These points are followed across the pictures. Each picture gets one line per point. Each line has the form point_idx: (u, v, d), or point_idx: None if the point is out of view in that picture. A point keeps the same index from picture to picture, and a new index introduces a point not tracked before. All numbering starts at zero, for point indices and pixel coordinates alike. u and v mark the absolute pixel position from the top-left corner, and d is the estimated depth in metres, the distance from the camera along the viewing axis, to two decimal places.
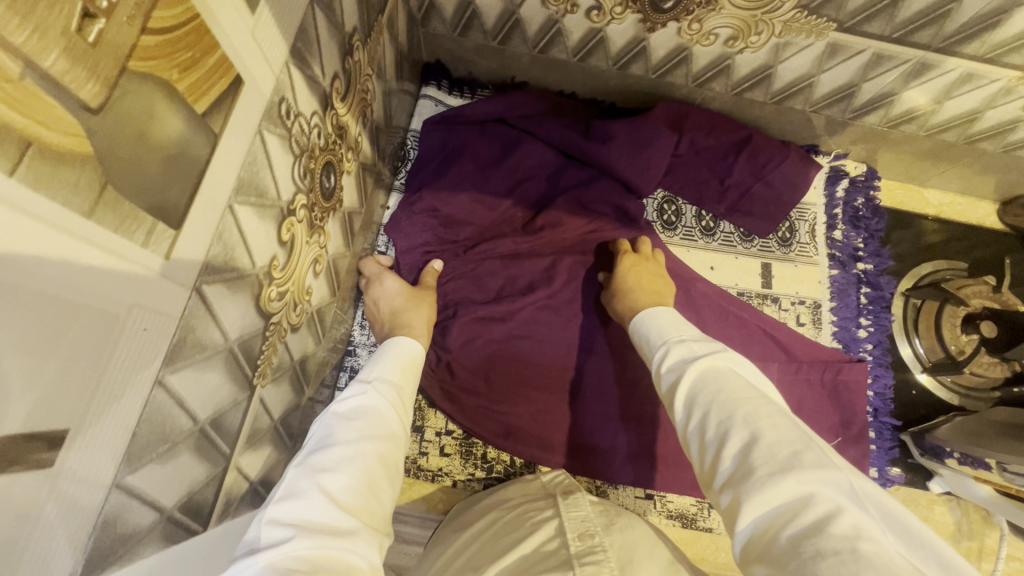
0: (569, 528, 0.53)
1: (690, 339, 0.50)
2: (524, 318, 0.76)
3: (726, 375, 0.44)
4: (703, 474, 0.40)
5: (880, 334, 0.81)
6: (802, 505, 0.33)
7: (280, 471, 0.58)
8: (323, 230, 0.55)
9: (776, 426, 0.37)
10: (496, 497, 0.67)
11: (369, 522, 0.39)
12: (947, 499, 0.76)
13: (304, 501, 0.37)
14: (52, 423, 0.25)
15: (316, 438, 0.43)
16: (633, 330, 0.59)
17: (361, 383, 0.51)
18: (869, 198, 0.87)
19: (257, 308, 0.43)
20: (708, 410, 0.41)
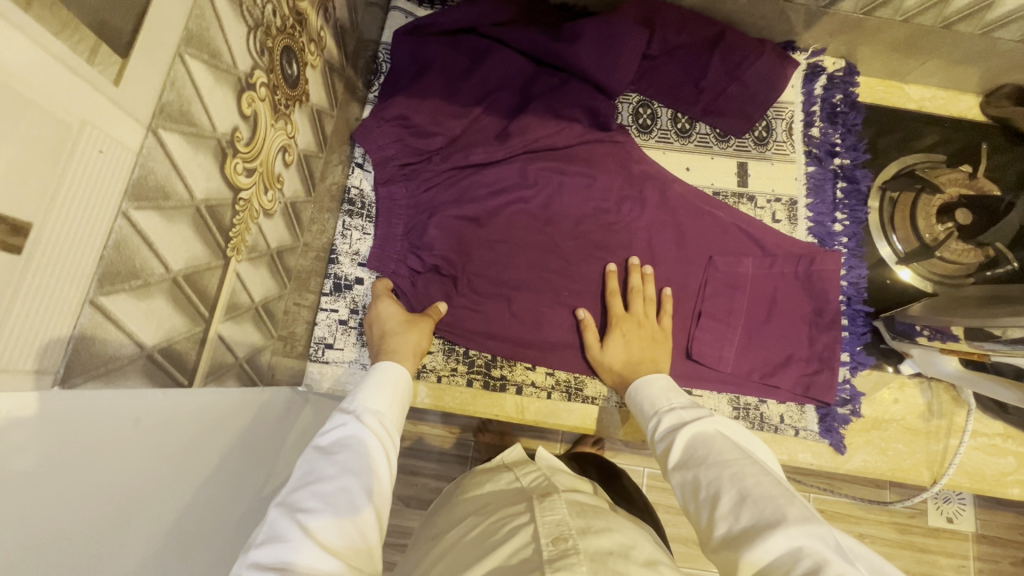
0: (544, 532, 0.52)
1: (676, 406, 0.60)
2: (500, 224, 0.78)
3: (712, 437, 0.54)
4: (702, 532, 0.49)
5: (856, 227, 0.82)
6: (793, 559, 0.41)
7: (267, 356, 0.61)
8: (289, 119, 0.56)
9: (761, 483, 0.47)
10: (476, 495, 0.66)
11: (354, 560, 0.44)
12: (918, 381, 0.79)
13: (285, 544, 0.42)
14: (14, 209, 0.27)
15: (301, 474, 0.48)
16: (629, 398, 0.68)
17: (348, 414, 0.55)
18: (848, 94, 0.87)
19: (223, 176, 0.45)
20: (699, 471, 0.51)
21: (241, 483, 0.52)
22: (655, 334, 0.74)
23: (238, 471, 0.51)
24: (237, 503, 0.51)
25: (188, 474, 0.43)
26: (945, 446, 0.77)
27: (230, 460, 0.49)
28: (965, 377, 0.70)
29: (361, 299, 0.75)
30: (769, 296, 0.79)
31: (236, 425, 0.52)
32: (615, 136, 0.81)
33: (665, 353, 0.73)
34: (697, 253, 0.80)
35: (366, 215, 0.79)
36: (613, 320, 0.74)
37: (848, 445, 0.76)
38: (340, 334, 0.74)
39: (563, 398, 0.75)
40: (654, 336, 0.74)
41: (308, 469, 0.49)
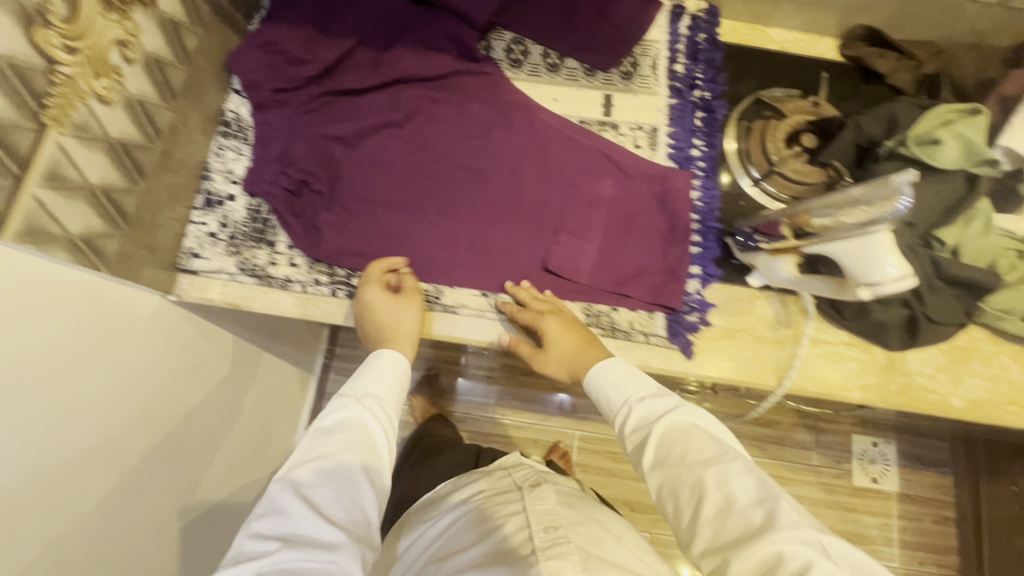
0: (536, 520, 0.68)
1: (646, 396, 0.60)
2: (370, 147, 0.82)
3: (688, 432, 0.55)
4: (682, 532, 0.52)
5: (712, 152, 0.87)
6: (776, 564, 0.45)
7: (115, 246, 0.64)
8: (127, 15, 0.60)
9: (744, 485, 0.50)
10: (469, 489, 0.82)
11: (357, 530, 0.52)
12: (768, 294, 0.84)
13: (287, 518, 0.51)
14: None
15: (299, 453, 0.56)
16: (589, 388, 0.66)
17: (348, 397, 0.62)
18: (710, 34, 0.92)
19: (29, 41, 0.49)
20: (679, 472, 0.53)
21: (129, 368, 0.65)
22: (570, 317, 0.76)
23: (126, 364, 0.65)
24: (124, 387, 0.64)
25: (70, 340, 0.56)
26: (791, 353, 0.81)
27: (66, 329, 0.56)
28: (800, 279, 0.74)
29: (232, 214, 0.79)
30: (625, 214, 0.83)
31: (100, 311, 0.61)
32: (484, 67, 0.86)
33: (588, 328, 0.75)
34: (560, 176, 0.84)
35: (241, 137, 0.82)
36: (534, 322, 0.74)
37: (697, 351, 0.80)
38: (208, 246, 0.78)
39: (423, 307, 0.79)
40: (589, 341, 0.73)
41: (306, 446, 0.56)
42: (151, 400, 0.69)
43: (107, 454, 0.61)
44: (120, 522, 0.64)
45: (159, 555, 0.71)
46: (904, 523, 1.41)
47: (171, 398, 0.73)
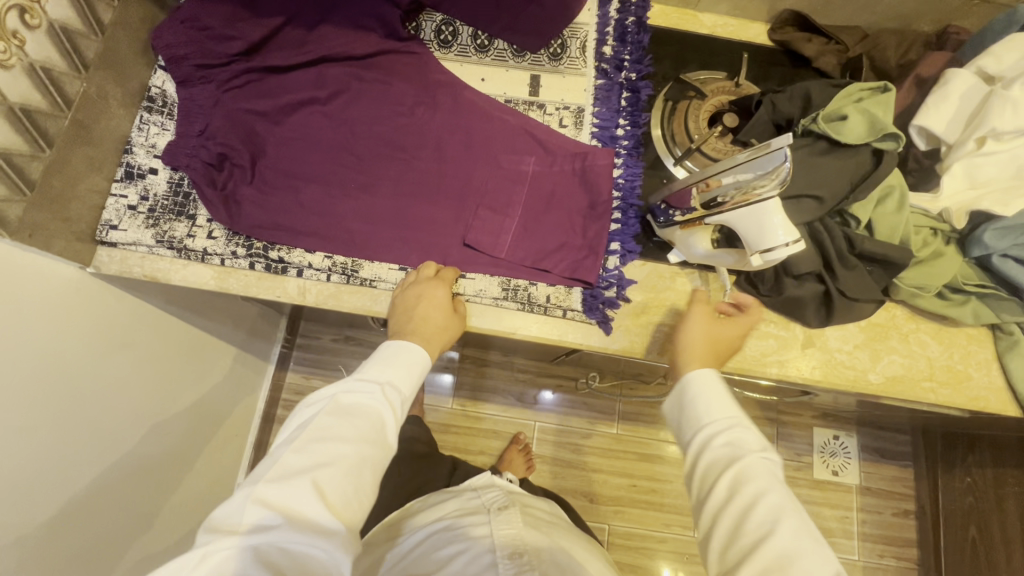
0: (501, 544, 0.68)
1: (747, 425, 0.58)
2: (294, 124, 0.83)
3: (773, 477, 0.54)
4: (720, 558, 0.52)
5: (636, 130, 0.88)
6: None
7: (21, 212, 0.65)
8: None
9: (818, 551, 0.49)
10: (438, 510, 0.81)
11: (353, 520, 0.54)
12: (690, 271, 0.84)
13: (294, 493, 0.52)
14: None
15: (315, 429, 0.57)
16: (682, 390, 0.62)
17: (375, 383, 0.62)
18: (639, 17, 0.94)
19: None
20: (754, 508, 0.52)
21: (105, 376, 0.78)
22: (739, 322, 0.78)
23: (105, 373, 0.78)
24: (96, 392, 0.77)
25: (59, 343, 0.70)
26: None
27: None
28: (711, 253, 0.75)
29: (153, 188, 0.80)
30: (547, 191, 0.84)
31: (89, 323, 0.75)
32: (411, 46, 0.87)
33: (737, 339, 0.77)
34: (484, 154, 0.85)
35: (165, 112, 0.83)
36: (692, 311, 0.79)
37: (616, 326, 0.81)
38: (128, 218, 0.78)
39: (341, 280, 0.79)
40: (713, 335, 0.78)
41: (325, 424, 0.57)
42: (77, 376, 0.73)
43: (83, 448, 0.74)
44: (52, 488, 0.68)
45: (102, 522, 0.76)
46: (864, 516, 1.41)
47: (98, 374, 0.77)
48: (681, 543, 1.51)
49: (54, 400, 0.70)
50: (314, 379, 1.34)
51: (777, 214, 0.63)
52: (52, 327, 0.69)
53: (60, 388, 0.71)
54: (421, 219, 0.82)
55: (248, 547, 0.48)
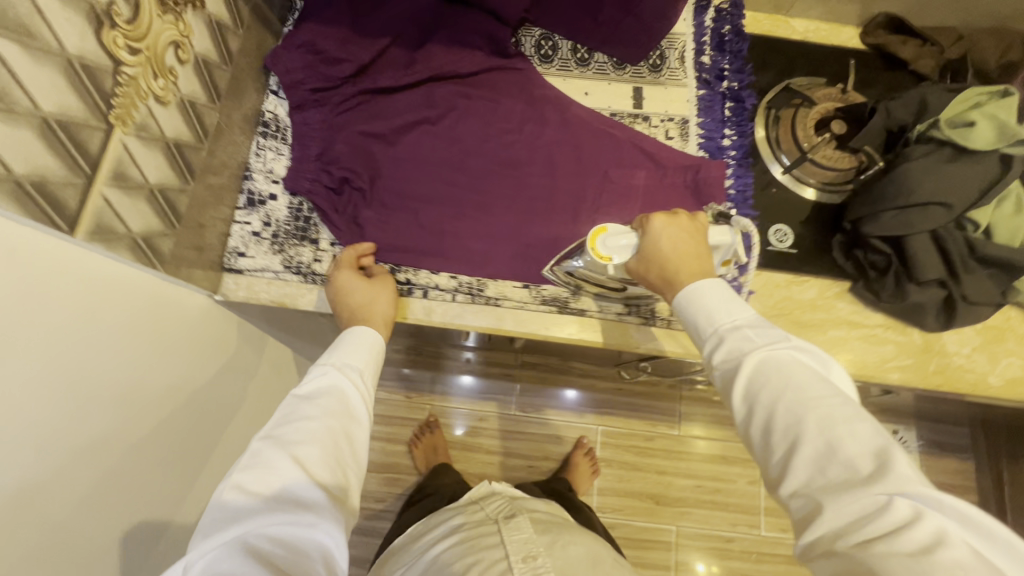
0: (515, 550, 0.74)
1: (750, 328, 0.56)
2: (407, 144, 0.83)
3: (791, 369, 0.51)
4: (771, 475, 0.49)
5: (743, 140, 0.88)
6: (880, 511, 0.42)
7: (170, 244, 0.65)
8: (180, 17, 0.61)
9: (854, 434, 0.46)
10: (448, 527, 0.87)
11: (333, 491, 0.56)
12: (804, 279, 0.85)
13: (272, 473, 0.53)
14: None
15: (279, 416, 0.59)
16: (677, 308, 0.62)
17: (325, 366, 0.65)
18: (735, 25, 0.93)
19: (100, 43, 0.50)
20: (773, 409, 0.50)
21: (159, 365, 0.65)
22: (697, 226, 0.69)
23: (163, 361, 0.66)
24: (159, 393, 0.66)
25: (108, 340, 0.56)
26: (828, 336, 0.83)
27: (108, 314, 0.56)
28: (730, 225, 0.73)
29: (275, 213, 0.80)
30: (661, 203, 0.84)
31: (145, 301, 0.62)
32: (516, 63, 0.87)
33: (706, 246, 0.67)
34: (593, 168, 0.85)
35: (280, 137, 0.83)
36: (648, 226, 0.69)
37: None
38: (253, 244, 0.79)
39: (466, 300, 0.80)
40: (703, 231, 0.69)
41: (288, 411, 0.60)
42: (136, 371, 0.61)
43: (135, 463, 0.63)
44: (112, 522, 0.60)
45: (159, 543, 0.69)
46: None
47: (173, 375, 0.68)
48: (748, 543, 1.50)
49: (153, 424, 0.65)
50: None
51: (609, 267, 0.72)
52: (158, 348, 0.65)
53: (161, 409, 0.66)
54: (538, 236, 0.82)
55: (233, 539, 0.49)
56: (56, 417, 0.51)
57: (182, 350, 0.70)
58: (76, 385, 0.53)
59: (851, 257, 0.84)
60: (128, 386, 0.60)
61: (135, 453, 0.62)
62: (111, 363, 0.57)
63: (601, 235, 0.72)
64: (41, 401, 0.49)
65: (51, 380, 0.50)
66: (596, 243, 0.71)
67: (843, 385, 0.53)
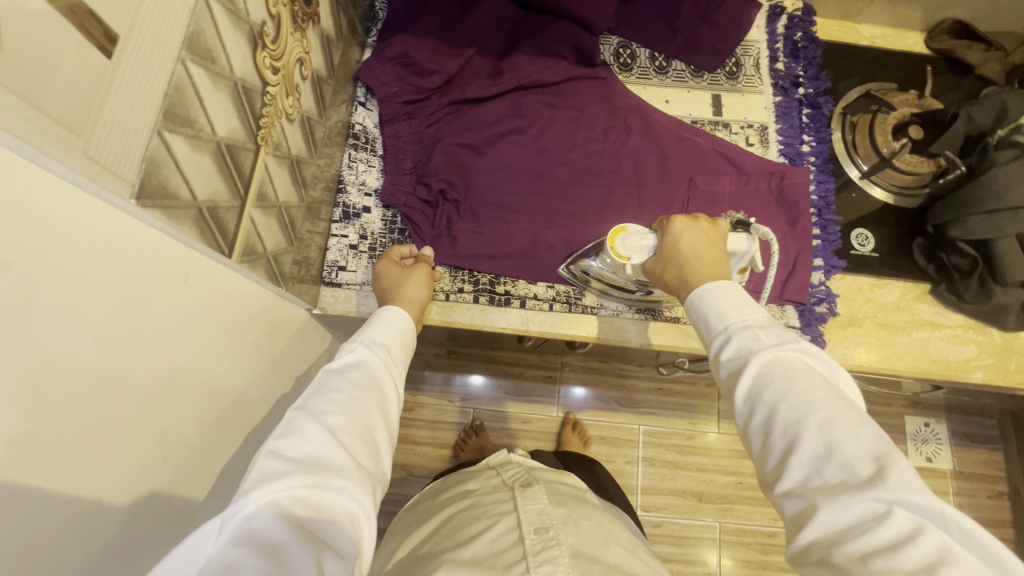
0: (527, 521, 0.58)
1: (754, 325, 0.49)
2: (497, 153, 0.83)
3: (794, 368, 0.44)
4: (766, 473, 0.43)
5: (822, 146, 0.90)
6: (878, 521, 0.36)
7: (287, 260, 0.65)
8: (305, 33, 0.61)
9: (855, 437, 0.39)
10: (460, 491, 0.73)
11: (366, 469, 0.46)
12: (886, 282, 0.87)
13: (305, 439, 0.44)
14: (119, 25, 0.32)
15: (310, 387, 0.50)
16: (689, 306, 0.55)
17: (354, 343, 0.57)
18: (807, 31, 0.95)
19: (255, 64, 0.50)
20: (775, 407, 0.43)
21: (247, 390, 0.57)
22: (717, 231, 0.63)
23: (251, 381, 0.58)
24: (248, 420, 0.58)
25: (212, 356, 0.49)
26: (913, 338, 0.84)
27: (235, 338, 0.54)
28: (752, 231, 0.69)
29: (370, 226, 0.80)
30: (747, 209, 0.85)
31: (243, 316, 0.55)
32: (599, 72, 0.89)
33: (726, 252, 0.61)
34: (679, 176, 0.86)
35: (369, 149, 0.83)
36: (666, 226, 0.64)
37: (827, 340, 0.83)
38: (351, 257, 0.79)
39: (564, 309, 0.80)
40: (723, 237, 0.64)
41: (320, 384, 0.51)
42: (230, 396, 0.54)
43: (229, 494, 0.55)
44: None
45: None
46: (961, 503, 1.28)
47: (256, 400, 0.60)
48: None
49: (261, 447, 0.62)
50: (425, 395, 1.31)
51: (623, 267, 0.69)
52: (253, 368, 0.58)
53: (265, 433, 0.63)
54: None
55: (260, 499, 0.40)
56: (203, 447, 0.49)
57: (282, 370, 0.67)
58: (212, 410, 0.51)
59: (933, 259, 0.86)
60: (248, 407, 0.58)
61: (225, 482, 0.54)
62: (215, 382, 0.51)
63: (620, 234, 0.68)
64: (193, 429, 0.47)
65: (199, 409, 0.48)
66: (615, 242, 0.68)
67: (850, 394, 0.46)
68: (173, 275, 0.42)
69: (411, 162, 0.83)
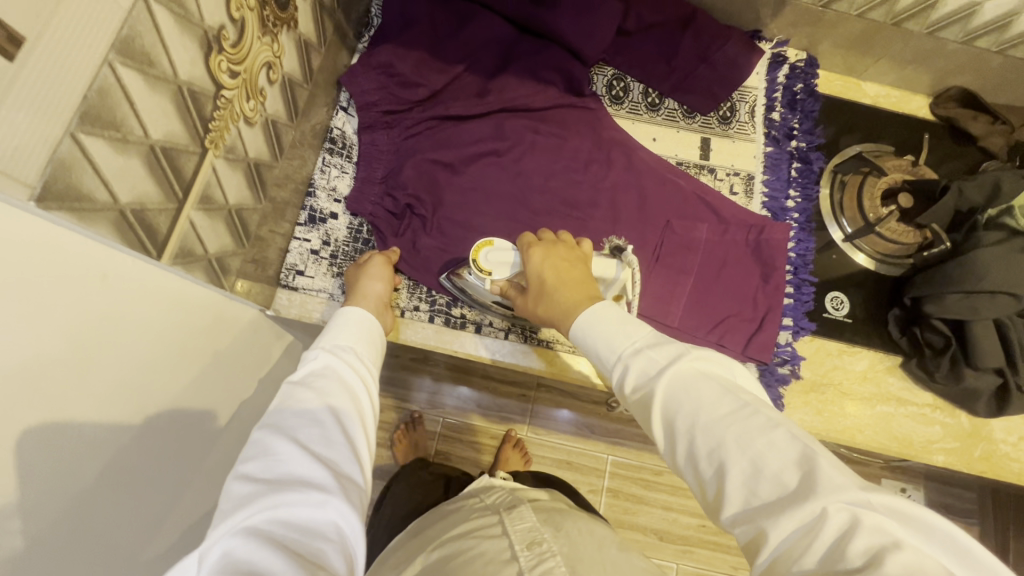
0: (517, 540, 0.57)
1: (642, 347, 0.47)
2: (473, 173, 0.82)
3: (696, 382, 0.43)
4: (707, 504, 0.41)
5: (807, 203, 0.88)
6: (820, 525, 0.35)
7: (237, 262, 0.65)
8: (276, 38, 0.60)
9: (774, 443, 0.39)
10: (444, 514, 0.72)
11: (349, 475, 0.45)
12: (857, 350, 0.84)
13: (275, 459, 0.43)
14: (14, 22, 0.31)
15: (277, 402, 0.48)
16: (574, 342, 0.52)
17: (320, 348, 0.54)
18: (807, 83, 0.93)
19: (207, 67, 0.49)
20: (695, 434, 0.41)
21: (190, 394, 0.56)
22: (576, 252, 0.65)
23: (197, 383, 0.57)
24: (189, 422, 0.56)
25: (142, 359, 0.47)
26: (879, 412, 0.82)
27: (171, 349, 0.52)
28: (622, 257, 0.74)
29: (334, 233, 0.80)
30: (720, 260, 0.83)
31: (183, 315, 0.53)
32: (588, 102, 0.87)
33: (589, 269, 0.63)
34: (656, 216, 0.84)
35: (345, 155, 0.83)
36: (528, 249, 0.66)
37: (787, 404, 0.81)
38: (311, 263, 0.78)
39: (518, 340, 0.79)
40: (583, 257, 0.66)
41: (285, 395, 0.49)
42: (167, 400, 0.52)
43: (170, 501, 0.54)
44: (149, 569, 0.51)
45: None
46: None
47: (203, 401, 0.58)
48: None
49: (207, 454, 0.60)
50: (391, 399, 1.29)
51: (485, 281, 0.71)
52: (199, 369, 0.57)
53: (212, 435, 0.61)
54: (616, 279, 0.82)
55: (238, 528, 0.38)
56: (121, 472, 0.46)
57: (229, 368, 0.64)
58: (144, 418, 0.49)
59: (907, 333, 0.83)
60: (183, 420, 0.55)
61: (166, 485, 0.53)
62: (148, 386, 0.49)
63: (486, 248, 0.71)
64: (105, 456, 0.44)
65: (120, 427, 0.46)
66: (479, 255, 0.71)
67: (752, 388, 0.46)
68: (86, 279, 0.40)
69: (384, 172, 0.82)
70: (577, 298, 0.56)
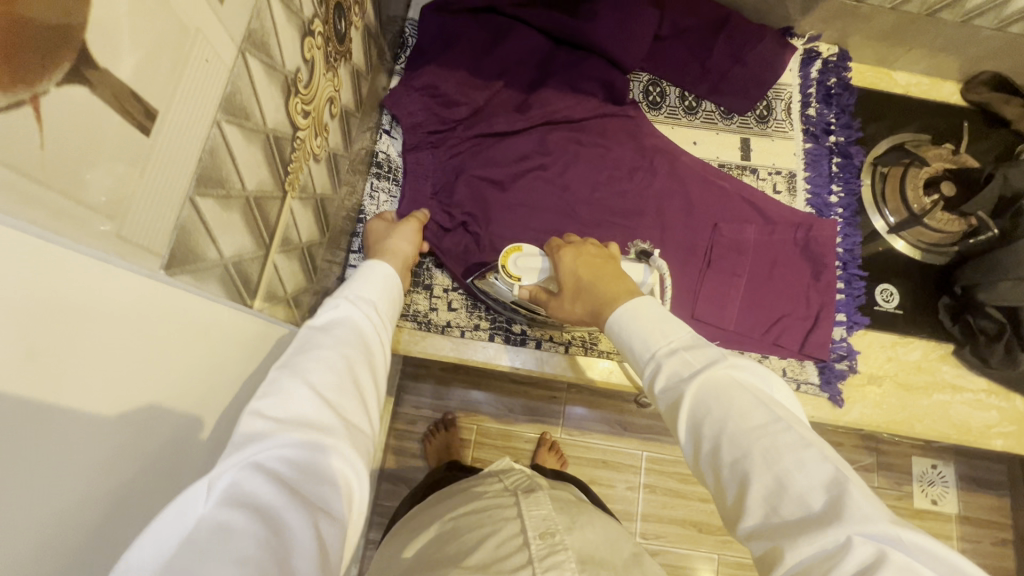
0: (530, 526, 0.57)
1: (678, 349, 0.48)
2: (521, 189, 0.82)
3: (727, 390, 0.43)
4: (726, 511, 0.41)
5: (850, 198, 0.89)
6: (840, 553, 0.34)
7: (307, 297, 0.65)
8: (336, 71, 0.60)
9: (801, 464, 0.38)
10: (461, 490, 0.73)
11: (356, 426, 0.43)
12: (909, 340, 0.85)
13: (289, 398, 0.40)
14: (148, 95, 0.30)
15: (294, 345, 0.46)
16: (613, 335, 0.53)
17: (338, 298, 0.53)
18: (841, 78, 0.94)
19: (286, 110, 0.49)
20: (720, 442, 0.42)
21: None
22: (605, 249, 0.66)
23: None
24: None
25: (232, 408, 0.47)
26: (935, 401, 0.82)
27: None
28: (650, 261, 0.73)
29: None
30: (769, 260, 0.84)
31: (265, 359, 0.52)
32: (628, 110, 0.87)
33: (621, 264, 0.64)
34: (704, 220, 0.84)
35: (392, 178, 0.83)
36: (556, 251, 0.66)
37: (846, 399, 0.81)
38: None
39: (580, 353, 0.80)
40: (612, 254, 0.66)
41: (302, 340, 0.47)
42: None
43: None
44: None
45: None
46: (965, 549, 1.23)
47: None
48: None
49: None
50: (426, 410, 1.29)
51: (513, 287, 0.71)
52: None
53: None
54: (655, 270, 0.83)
55: (242, 461, 0.36)
56: None
57: None
58: None
59: (958, 321, 0.84)
60: None
61: None
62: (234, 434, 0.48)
63: (513, 254, 0.72)
64: None
65: None
66: (507, 262, 0.71)
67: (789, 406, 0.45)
68: (195, 339, 0.39)
69: (433, 194, 0.82)
70: (617, 292, 0.57)
